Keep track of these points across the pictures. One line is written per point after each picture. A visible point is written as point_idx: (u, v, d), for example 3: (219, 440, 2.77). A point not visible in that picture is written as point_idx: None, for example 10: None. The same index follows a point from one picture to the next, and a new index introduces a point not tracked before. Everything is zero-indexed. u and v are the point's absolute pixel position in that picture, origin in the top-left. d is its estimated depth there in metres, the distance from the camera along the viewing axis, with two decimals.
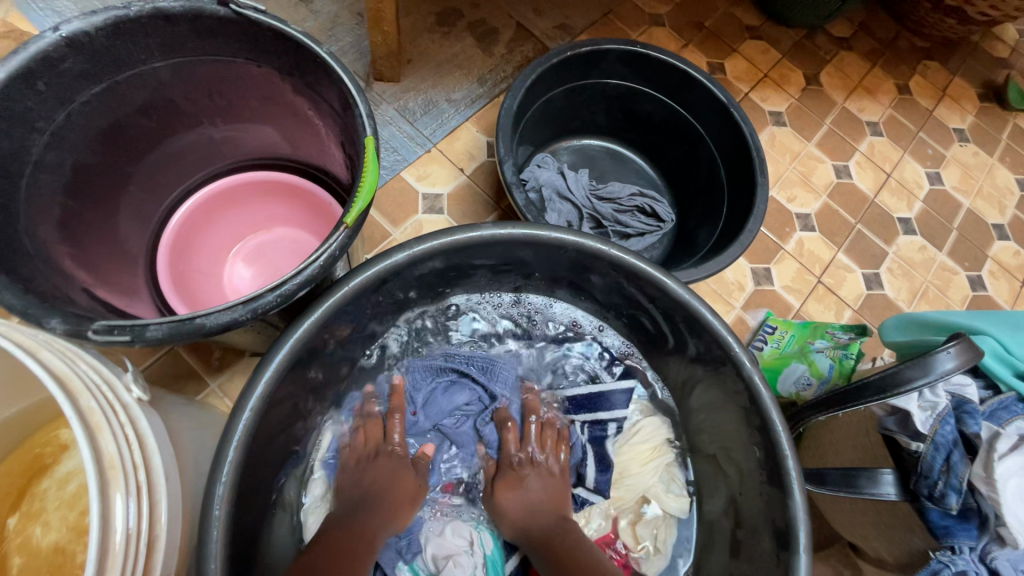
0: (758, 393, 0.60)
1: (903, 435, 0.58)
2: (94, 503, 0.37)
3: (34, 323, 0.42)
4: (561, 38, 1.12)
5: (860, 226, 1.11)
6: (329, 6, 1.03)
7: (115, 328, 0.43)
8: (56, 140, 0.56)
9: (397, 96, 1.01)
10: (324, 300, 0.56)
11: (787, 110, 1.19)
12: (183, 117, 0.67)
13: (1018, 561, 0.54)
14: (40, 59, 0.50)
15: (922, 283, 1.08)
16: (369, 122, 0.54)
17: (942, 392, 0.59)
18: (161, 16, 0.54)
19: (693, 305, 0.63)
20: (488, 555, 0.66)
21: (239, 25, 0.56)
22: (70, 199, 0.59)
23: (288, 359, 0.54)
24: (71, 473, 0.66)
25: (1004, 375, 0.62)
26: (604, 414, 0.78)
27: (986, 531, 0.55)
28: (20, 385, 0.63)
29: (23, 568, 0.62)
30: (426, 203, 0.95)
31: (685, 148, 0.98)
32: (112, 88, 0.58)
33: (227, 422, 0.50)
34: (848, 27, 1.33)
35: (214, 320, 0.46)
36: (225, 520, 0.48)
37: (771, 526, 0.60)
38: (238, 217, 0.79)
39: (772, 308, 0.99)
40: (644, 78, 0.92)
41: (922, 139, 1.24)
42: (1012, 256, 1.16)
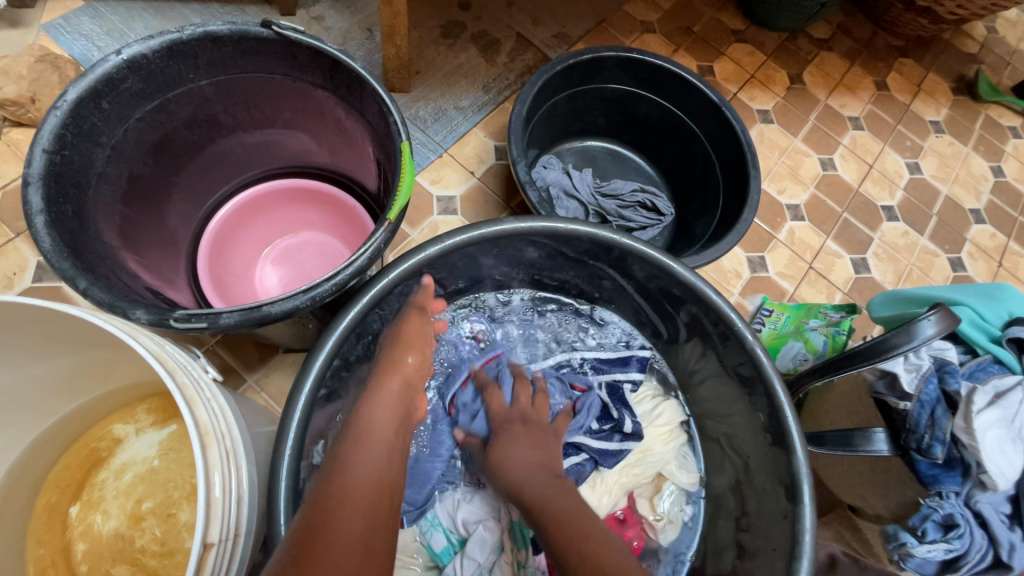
0: (761, 362, 0.66)
1: (892, 396, 0.65)
2: (198, 463, 0.42)
3: (121, 314, 0.48)
4: (560, 46, 1.19)
5: (847, 214, 1.18)
6: (340, 22, 1.09)
7: (193, 316, 0.49)
8: (115, 154, 0.61)
9: (408, 105, 1.07)
10: (369, 289, 0.62)
11: (773, 108, 1.26)
12: (222, 129, 0.73)
13: (998, 503, 0.61)
14: (105, 80, 0.56)
15: (906, 266, 1.16)
16: (403, 129, 0.60)
17: (925, 355, 0.66)
18: (210, 38, 0.59)
19: (698, 286, 0.69)
20: (514, 522, 0.71)
21: (279, 44, 0.62)
22: (126, 207, 0.64)
23: (337, 346, 0.60)
24: (126, 464, 0.71)
25: (981, 340, 0.69)
26: (618, 376, 0.83)
27: (970, 477, 0.61)
28: (78, 381, 0.68)
29: (87, 553, 0.67)
30: (440, 205, 1.00)
31: (681, 146, 1.04)
32: (163, 105, 0.63)
33: (287, 403, 0.56)
34: (827, 29, 1.41)
35: (278, 308, 0.52)
36: (290, 485, 0.54)
37: (777, 482, 0.65)
38: (267, 222, 0.84)
39: (768, 293, 1.06)
40: (641, 82, 0.99)
41: (901, 132, 1.32)
42: (989, 238, 1.24)
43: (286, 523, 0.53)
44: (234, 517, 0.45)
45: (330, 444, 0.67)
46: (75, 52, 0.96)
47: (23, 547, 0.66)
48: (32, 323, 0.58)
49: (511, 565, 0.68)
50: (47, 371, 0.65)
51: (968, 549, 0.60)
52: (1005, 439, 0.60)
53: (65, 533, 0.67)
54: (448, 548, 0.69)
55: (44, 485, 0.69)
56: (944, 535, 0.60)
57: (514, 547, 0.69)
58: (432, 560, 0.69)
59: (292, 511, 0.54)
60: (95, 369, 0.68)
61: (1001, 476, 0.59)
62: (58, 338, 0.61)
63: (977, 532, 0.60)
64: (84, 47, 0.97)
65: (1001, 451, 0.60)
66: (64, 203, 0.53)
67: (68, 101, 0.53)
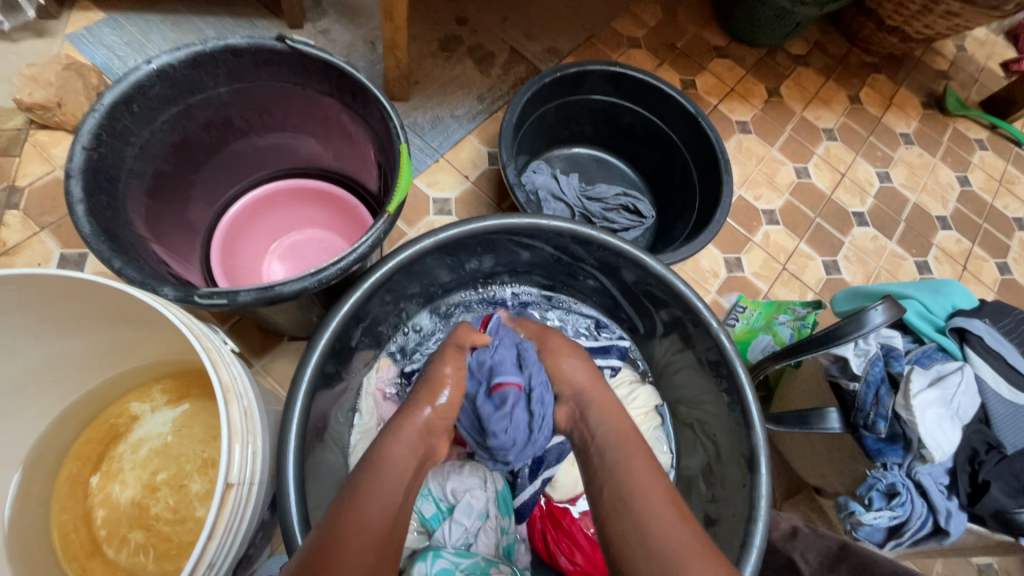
0: (725, 347, 0.73)
1: (844, 377, 0.71)
2: (221, 415, 0.49)
3: (151, 290, 0.54)
4: (550, 60, 1.27)
5: (819, 219, 1.25)
6: (344, 35, 1.16)
7: (215, 294, 0.56)
8: (143, 152, 0.68)
9: (408, 113, 1.14)
10: (368, 277, 0.68)
11: (752, 120, 1.34)
12: (237, 132, 0.80)
13: (937, 475, 0.68)
14: (136, 86, 0.63)
15: (874, 268, 1.23)
16: (402, 132, 0.67)
17: (874, 342, 0.73)
18: (230, 50, 0.67)
19: (667, 277, 0.75)
20: (498, 491, 0.76)
21: (293, 56, 0.69)
22: (150, 201, 0.71)
23: (340, 326, 0.66)
24: (143, 439, 0.77)
25: (927, 330, 0.76)
26: (600, 361, 0.90)
27: (911, 451, 0.68)
28: (102, 360, 0.74)
29: (106, 519, 0.73)
30: (437, 206, 1.07)
31: (662, 153, 1.12)
32: (186, 110, 0.70)
33: (295, 377, 0.63)
34: (804, 46, 1.50)
35: (289, 288, 0.58)
36: (298, 450, 0.60)
37: (739, 456, 0.72)
38: (275, 219, 0.91)
39: (743, 291, 1.13)
40: (624, 94, 1.06)
41: (873, 143, 1.40)
42: (954, 243, 1.31)
43: (293, 479, 0.59)
44: (250, 468, 0.52)
45: (331, 420, 0.73)
46: (98, 61, 1.04)
47: (47, 514, 0.72)
48: (66, 304, 0.64)
49: (495, 531, 0.73)
50: (75, 350, 0.71)
51: (910, 516, 0.66)
52: (943, 417, 0.67)
53: (86, 501, 0.73)
54: (436, 514, 0.74)
55: (66, 457, 0.75)
56: (888, 503, 0.66)
57: (498, 514, 0.74)
58: (422, 526, 0.74)
59: (298, 472, 0.60)
60: (117, 349, 0.74)
61: (938, 449, 0.65)
62: (87, 318, 0.67)
63: (918, 500, 0.66)
64: (106, 57, 1.04)
65: (939, 426, 0.66)
66: (99, 194, 0.60)
67: (104, 104, 0.60)
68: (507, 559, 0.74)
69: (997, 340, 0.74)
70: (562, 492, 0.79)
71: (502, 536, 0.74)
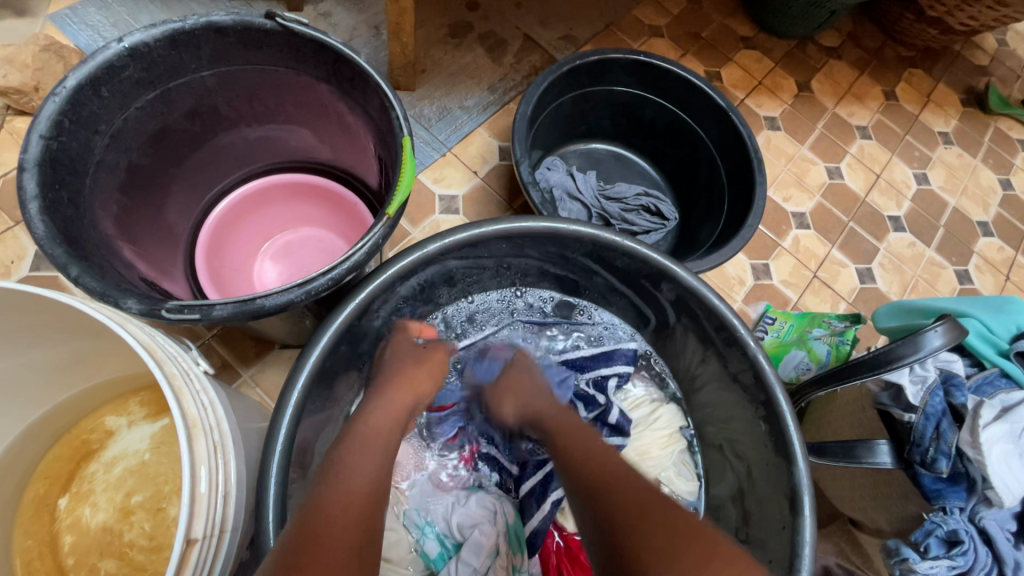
0: (762, 369, 0.65)
1: (896, 408, 0.63)
2: (185, 455, 0.42)
3: (112, 303, 0.47)
4: (566, 48, 1.19)
5: (853, 223, 1.17)
6: (347, 19, 1.08)
7: (186, 307, 0.49)
8: (115, 142, 0.61)
9: (413, 103, 1.06)
10: (364, 286, 0.61)
11: (780, 115, 1.25)
12: (224, 121, 0.72)
13: (1003, 520, 0.60)
14: (105, 67, 0.55)
15: (911, 277, 1.14)
16: (405, 124, 0.59)
17: (931, 367, 0.64)
18: (212, 29, 0.59)
19: (700, 290, 0.68)
20: (509, 524, 0.69)
21: (283, 36, 0.62)
22: (124, 196, 0.64)
23: (332, 342, 0.59)
24: (117, 458, 0.70)
25: (988, 353, 0.67)
26: (607, 370, 0.82)
27: (975, 493, 0.60)
28: (71, 372, 0.68)
29: (74, 546, 0.66)
30: (443, 204, 1.00)
31: (686, 151, 1.03)
32: (164, 95, 0.63)
33: (279, 399, 0.55)
34: (837, 37, 1.40)
35: (272, 301, 0.51)
36: (280, 484, 0.53)
37: (776, 492, 0.64)
38: (268, 217, 0.83)
39: (771, 301, 1.04)
40: (647, 85, 0.98)
41: (909, 142, 1.31)
42: (997, 251, 1.22)
43: (274, 517, 0.52)
44: (219, 511, 0.45)
45: (321, 443, 0.66)
46: (82, 42, 0.96)
47: (10, 539, 0.65)
48: (27, 311, 0.57)
49: (506, 569, 0.66)
50: (40, 361, 0.64)
51: (972, 567, 0.58)
52: (1012, 454, 0.58)
53: (52, 525, 0.67)
54: (442, 553, 0.67)
55: (33, 477, 0.68)
56: (947, 551, 0.58)
57: (509, 551, 0.68)
58: (426, 566, 0.67)
59: (280, 510, 0.53)
60: (89, 358, 0.67)
61: (1008, 492, 0.57)
62: (52, 326, 0.60)
63: (982, 549, 0.58)
64: (90, 38, 0.97)
65: (1009, 466, 0.58)
66: (59, 190, 0.52)
67: (67, 88, 0.53)
68: None
69: None
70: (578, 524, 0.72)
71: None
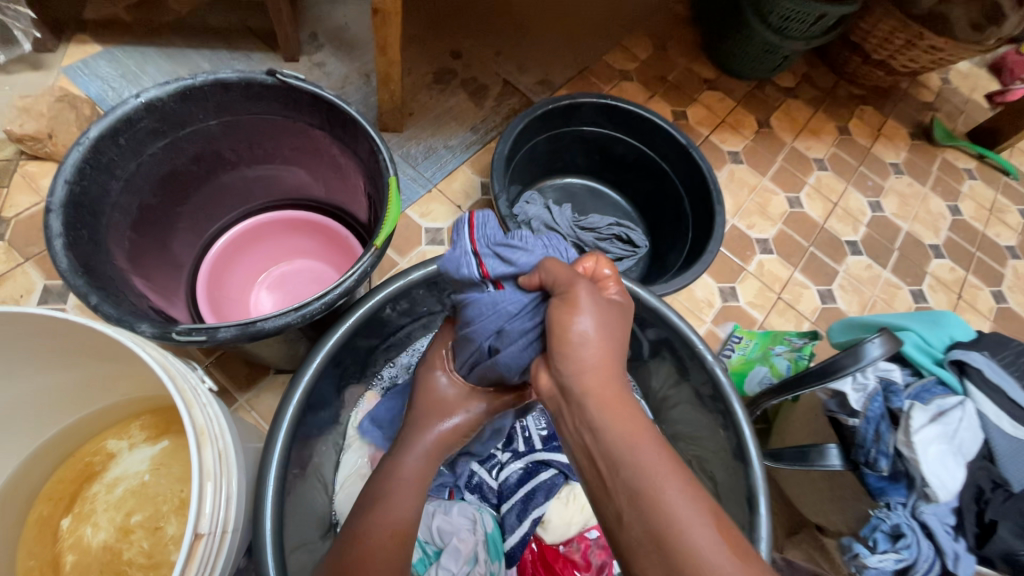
0: (720, 381, 0.71)
1: (842, 413, 0.69)
2: (196, 461, 0.48)
3: (127, 327, 0.53)
4: (543, 92, 1.29)
5: (813, 248, 1.25)
6: (339, 68, 1.18)
7: (193, 330, 0.54)
8: (129, 185, 0.67)
9: (401, 143, 1.14)
10: (355, 310, 0.67)
11: (743, 150, 1.36)
12: (226, 163, 0.79)
13: (943, 515, 0.65)
14: (123, 120, 0.62)
15: (869, 297, 1.22)
16: (391, 165, 0.66)
17: (872, 375, 0.71)
18: (220, 84, 0.67)
19: (663, 311, 0.74)
20: (488, 533, 0.72)
21: (282, 89, 0.69)
22: (134, 234, 0.70)
23: (324, 362, 0.65)
24: (119, 478, 0.74)
25: (925, 363, 0.75)
26: None
27: (914, 489, 0.66)
28: (79, 396, 0.72)
29: (75, 564, 0.69)
30: (429, 236, 1.07)
31: (654, 183, 1.12)
32: (173, 143, 0.70)
33: (277, 414, 0.61)
34: (793, 78, 1.53)
35: (270, 323, 0.57)
36: (276, 493, 0.58)
37: (736, 496, 0.69)
38: (265, 250, 0.90)
39: (738, 321, 1.11)
40: (616, 125, 1.07)
41: (863, 173, 1.41)
42: (949, 272, 1.31)
43: (272, 528, 0.56)
44: (223, 513, 0.50)
45: (311, 464, 0.70)
46: (92, 92, 1.04)
47: (12, 558, 0.68)
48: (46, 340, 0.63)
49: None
50: (51, 385, 0.69)
51: (917, 559, 0.64)
52: (945, 454, 0.65)
53: (55, 545, 0.70)
54: (423, 559, 0.70)
55: (37, 498, 0.72)
56: (893, 545, 0.64)
57: (487, 559, 0.70)
58: None
59: (278, 519, 0.58)
60: (93, 385, 0.71)
61: (942, 488, 0.63)
62: (66, 354, 0.65)
63: (924, 542, 0.64)
64: (100, 88, 1.05)
65: (942, 464, 0.64)
66: (80, 228, 0.59)
67: (90, 138, 0.60)
68: None
69: (996, 371, 0.73)
70: (555, 535, 0.74)
71: None
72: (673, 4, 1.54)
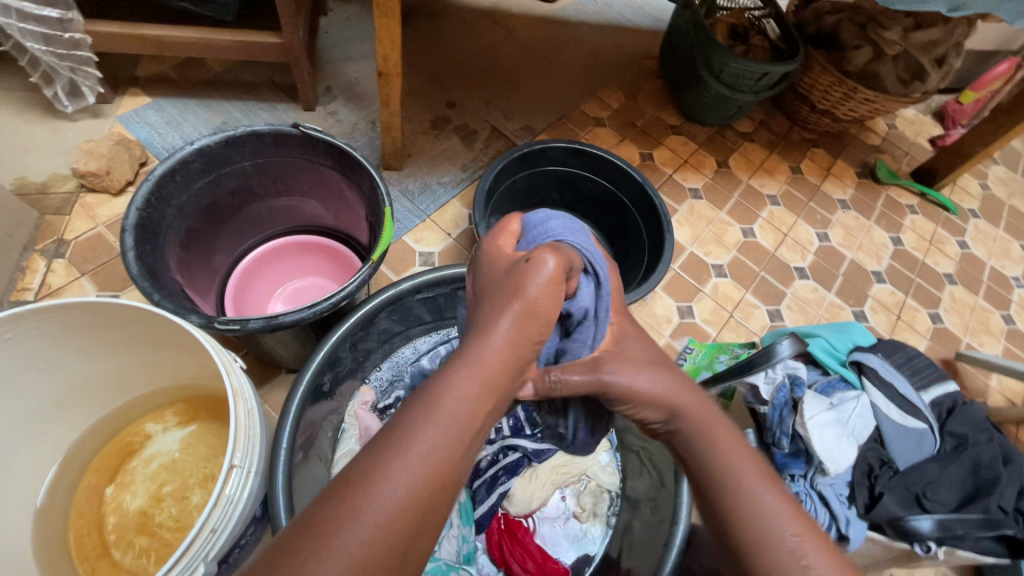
0: None
1: (757, 403, 0.84)
2: (233, 415, 0.63)
3: (181, 317, 0.70)
4: (526, 136, 1.48)
5: (764, 272, 1.41)
6: (350, 116, 1.38)
7: (230, 321, 0.71)
8: (181, 213, 0.85)
9: (400, 180, 1.33)
10: (354, 313, 0.84)
11: (703, 187, 1.53)
12: (255, 196, 0.97)
13: (836, 486, 0.78)
14: (180, 162, 0.80)
15: (814, 316, 1.37)
16: (387, 198, 0.83)
17: (781, 372, 0.85)
18: (255, 134, 0.85)
19: None
20: (462, 503, 0.86)
21: (304, 138, 0.87)
22: (182, 251, 0.87)
23: (329, 354, 0.81)
24: (154, 455, 0.88)
25: (831, 364, 0.90)
26: None
27: (812, 464, 0.79)
28: (127, 384, 0.87)
29: (116, 524, 0.83)
30: (422, 258, 1.24)
31: (619, 215, 1.29)
32: (216, 179, 0.88)
33: (290, 392, 0.76)
34: (750, 124, 1.73)
35: (289, 318, 0.73)
36: (287, 454, 0.73)
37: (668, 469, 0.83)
38: (282, 268, 1.07)
39: (693, 336, 1.26)
40: (584, 166, 1.25)
41: (812, 208, 1.58)
42: (889, 295, 1.46)
43: (283, 482, 0.71)
44: (249, 458, 0.65)
45: (315, 440, 0.85)
46: (141, 137, 1.24)
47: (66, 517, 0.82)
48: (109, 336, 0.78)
49: (457, 539, 0.83)
50: (107, 375, 0.83)
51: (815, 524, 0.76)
52: (838, 436, 0.79)
53: (100, 508, 0.84)
54: None
55: (87, 469, 0.86)
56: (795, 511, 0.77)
57: (460, 524, 0.84)
58: None
59: (288, 476, 0.72)
60: (139, 374, 0.86)
61: (832, 462, 0.77)
62: (119, 347, 0.80)
63: (821, 509, 0.76)
64: (148, 133, 1.25)
65: (834, 446, 0.78)
66: (145, 245, 0.76)
67: (156, 175, 0.77)
68: (467, 565, 0.83)
69: (888, 370, 0.88)
70: (519, 507, 0.88)
71: (463, 543, 0.83)
72: (644, 61, 1.76)
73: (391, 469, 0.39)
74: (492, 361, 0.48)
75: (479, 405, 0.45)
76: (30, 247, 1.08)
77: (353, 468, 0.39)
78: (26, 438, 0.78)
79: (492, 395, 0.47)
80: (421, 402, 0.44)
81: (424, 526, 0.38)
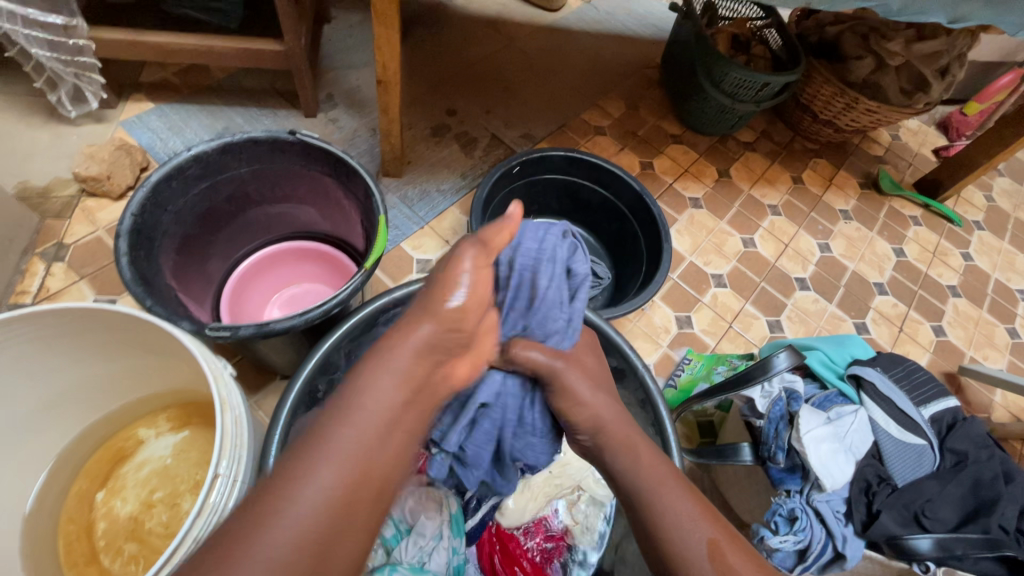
0: (649, 388, 0.85)
1: (753, 416, 0.83)
2: (219, 423, 0.63)
3: (173, 323, 0.70)
4: (525, 144, 1.48)
5: (764, 282, 1.40)
6: (350, 123, 1.39)
7: (221, 327, 0.71)
8: (177, 218, 0.85)
9: (399, 187, 1.33)
10: (348, 320, 0.83)
11: (703, 197, 1.53)
12: (252, 202, 0.97)
13: (833, 503, 0.77)
14: (177, 167, 0.80)
15: (815, 327, 1.36)
16: (382, 206, 0.83)
17: (778, 385, 0.84)
18: (251, 141, 0.85)
19: (602, 329, 0.89)
20: (452, 514, 0.85)
21: (300, 145, 0.88)
22: (177, 257, 0.87)
23: (320, 361, 0.80)
24: (146, 460, 0.88)
25: (828, 377, 0.88)
26: None
27: (808, 479, 0.78)
28: (120, 389, 0.86)
29: (106, 530, 0.83)
30: (419, 265, 1.24)
31: (618, 224, 1.28)
32: (213, 185, 0.88)
33: (280, 400, 0.76)
34: (752, 134, 1.72)
35: (280, 325, 0.73)
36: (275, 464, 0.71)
37: None
38: (279, 274, 1.07)
39: (691, 346, 1.25)
40: (582, 175, 1.24)
41: (814, 218, 1.57)
42: (891, 307, 1.45)
43: None
44: (235, 466, 0.65)
45: None
46: (143, 142, 1.25)
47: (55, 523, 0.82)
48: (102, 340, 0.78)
49: (447, 551, 0.82)
50: (99, 379, 0.83)
51: (811, 541, 0.75)
52: (835, 451, 0.77)
53: (90, 513, 0.84)
54: (395, 535, 0.81)
55: (78, 474, 0.85)
56: (791, 528, 0.75)
57: (451, 535, 0.83)
58: None
59: None
60: (132, 380, 0.86)
61: (828, 477, 0.75)
62: (112, 351, 0.80)
63: (816, 525, 0.75)
64: (150, 139, 1.26)
65: (830, 461, 0.76)
66: (139, 250, 0.76)
67: (152, 181, 0.78)
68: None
69: (887, 385, 0.86)
70: (511, 520, 0.89)
71: (453, 556, 0.83)
72: (645, 70, 1.76)
73: (308, 461, 0.48)
74: (412, 363, 0.55)
75: (399, 401, 0.53)
76: (29, 250, 1.09)
77: (282, 468, 0.48)
78: (18, 443, 0.78)
79: (411, 391, 0.54)
80: (337, 408, 0.51)
81: (355, 509, 0.48)
